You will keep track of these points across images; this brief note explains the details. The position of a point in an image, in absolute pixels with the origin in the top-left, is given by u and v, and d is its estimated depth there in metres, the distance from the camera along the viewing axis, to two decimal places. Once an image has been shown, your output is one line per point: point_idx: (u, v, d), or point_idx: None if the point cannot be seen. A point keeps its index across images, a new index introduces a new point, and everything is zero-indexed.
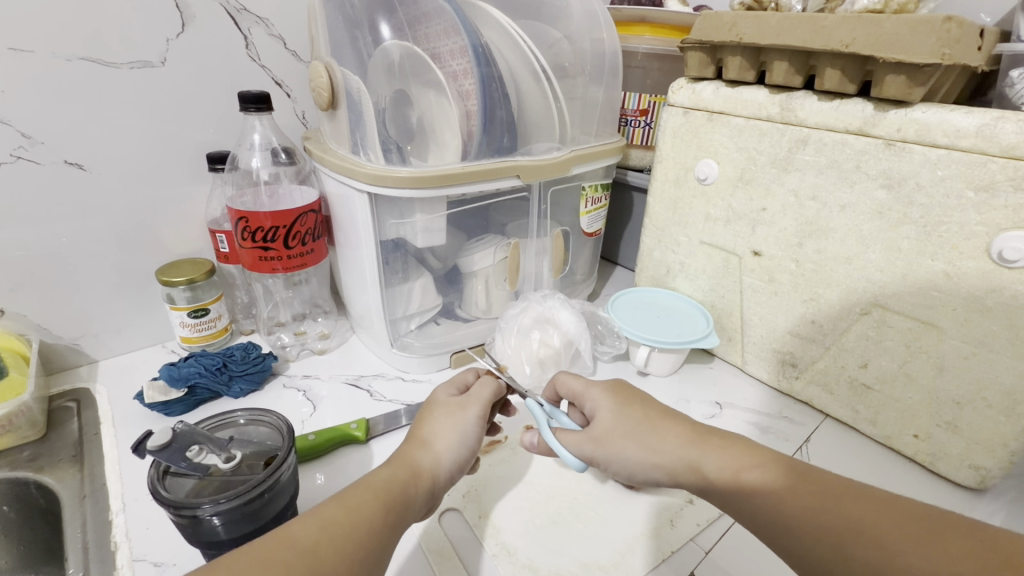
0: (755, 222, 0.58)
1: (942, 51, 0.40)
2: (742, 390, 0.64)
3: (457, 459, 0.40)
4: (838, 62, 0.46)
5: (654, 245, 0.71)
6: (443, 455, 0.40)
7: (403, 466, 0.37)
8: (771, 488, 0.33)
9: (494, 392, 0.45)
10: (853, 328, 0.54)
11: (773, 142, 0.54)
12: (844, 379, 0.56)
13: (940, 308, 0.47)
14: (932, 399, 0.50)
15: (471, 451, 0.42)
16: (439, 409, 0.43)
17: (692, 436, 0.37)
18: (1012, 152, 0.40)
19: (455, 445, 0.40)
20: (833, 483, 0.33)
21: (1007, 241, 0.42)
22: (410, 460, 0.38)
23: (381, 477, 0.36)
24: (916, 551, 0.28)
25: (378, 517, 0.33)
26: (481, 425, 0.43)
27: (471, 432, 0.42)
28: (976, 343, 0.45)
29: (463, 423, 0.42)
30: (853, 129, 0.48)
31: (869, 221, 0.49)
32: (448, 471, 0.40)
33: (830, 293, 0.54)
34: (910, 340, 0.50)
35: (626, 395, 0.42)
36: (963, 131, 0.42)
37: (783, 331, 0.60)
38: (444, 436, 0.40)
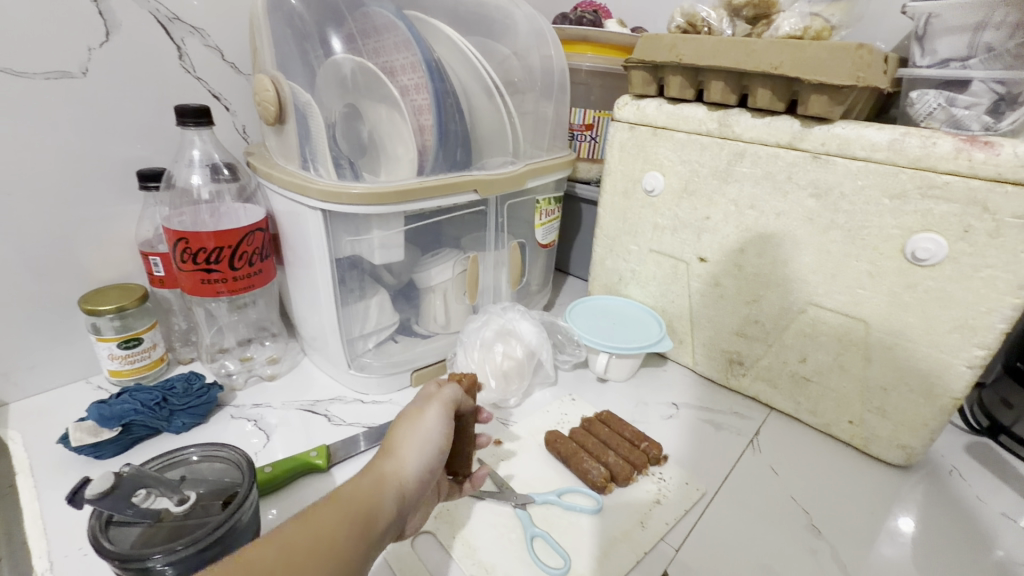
0: (700, 231, 0.62)
1: (857, 74, 0.45)
2: (696, 390, 0.67)
3: (426, 463, 0.38)
4: (768, 83, 0.51)
5: (606, 254, 0.73)
6: (408, 460, 0.37)
7: (368, 477, 0.35)
8: None
9: (457, 396, 0.43)
10: (792, 325, 0.58)
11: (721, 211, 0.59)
12: (786, 373, 0.61)
13: (866, 305, 0.52)
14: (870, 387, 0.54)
15: (438, 454, 0.39)
16: (404, 416, 0.40)
17: None
18: (919, 164, 0.45)
19: (420, 450, 0.38)
20: None
21: (918, 242, 0.47)
22: (373, 470, 0.36)
23: (348, 491, 0.33)
24: None
25: (352, 527, 0.31)
26: (445, 427, 0.40)
27: (435, 436, 0.39)
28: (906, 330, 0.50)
29: (428, 428, 0.39)
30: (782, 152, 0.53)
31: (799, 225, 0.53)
32: (419, 478, 0.37)
33: (770, 295, 0.58)
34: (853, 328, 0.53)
35: None
36: (876, 145, 0.47)
37: (730, 331, 0.63)
38: (410, 442, 0.38)
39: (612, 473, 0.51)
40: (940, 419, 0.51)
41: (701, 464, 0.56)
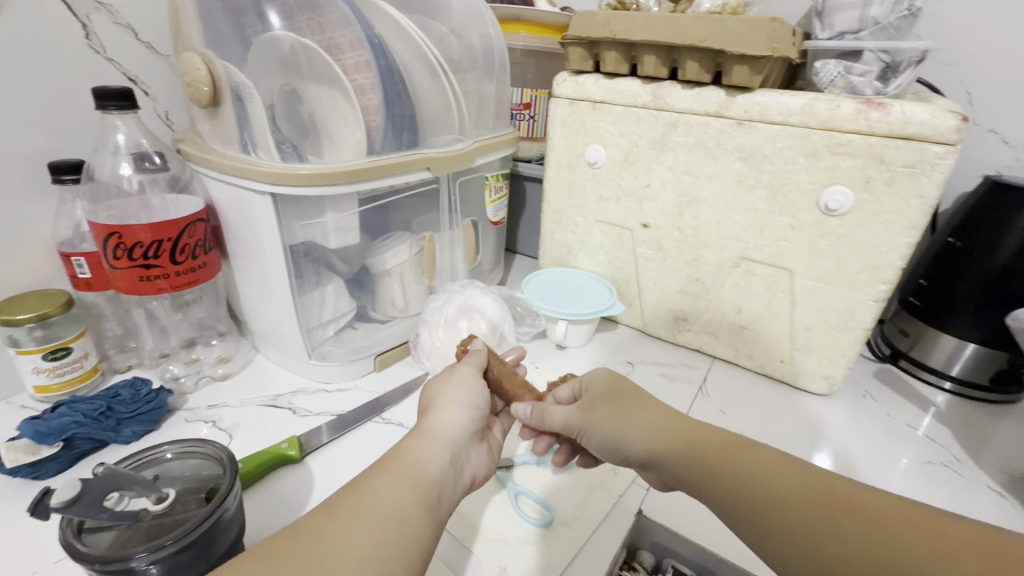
0: (641, 199, 0.66)
1: (772, 45, 0.50)
2: (646, 349, 0.72)
3: (465, 409, 0.45)
4: (694, 56, 0.55)
5: (554, 228, 0.76)
6: (450, 407, 0.44)
7: (419, 427, 0.42)
8: (723, 471, 0.34)
9: (481, 355, 0.52)
10: (728, 279, 0.63)
11: (636, 444, 0.40)
12: (725, 324, 0.67)
13: (790, 254, 0.58)
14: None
15: (475, 402, 0.46)
16: (438, 380, 0.49)
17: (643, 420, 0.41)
18: (827, 125, 0.51)
19: (457, 398, 0.45)
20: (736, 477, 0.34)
21: (830, 194, 0.53)
22: (423, 425, 0.42)
23: (404, 452, 0.39)
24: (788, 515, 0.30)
25: (405, 486, 0.35)
26: (476, 379, 0.48)
27: (468, 387, 0.47)
28: (763, 484, 0.32)
29: (459, 381, 0.47)
30: (623, 412, 0.42)
31: (608, 438, 0.42)
32: (463, 421, 0.44)
33: (708, 254, 0.64)
34: (704, 483, 0.35)
35: (619, 392, 0.45)
36: (791, 110, 0.53)
37: (674, 291, 0.68)
38: (447, 395, 0.45)
39: None
40: (855, 349, 0.58)
41: None
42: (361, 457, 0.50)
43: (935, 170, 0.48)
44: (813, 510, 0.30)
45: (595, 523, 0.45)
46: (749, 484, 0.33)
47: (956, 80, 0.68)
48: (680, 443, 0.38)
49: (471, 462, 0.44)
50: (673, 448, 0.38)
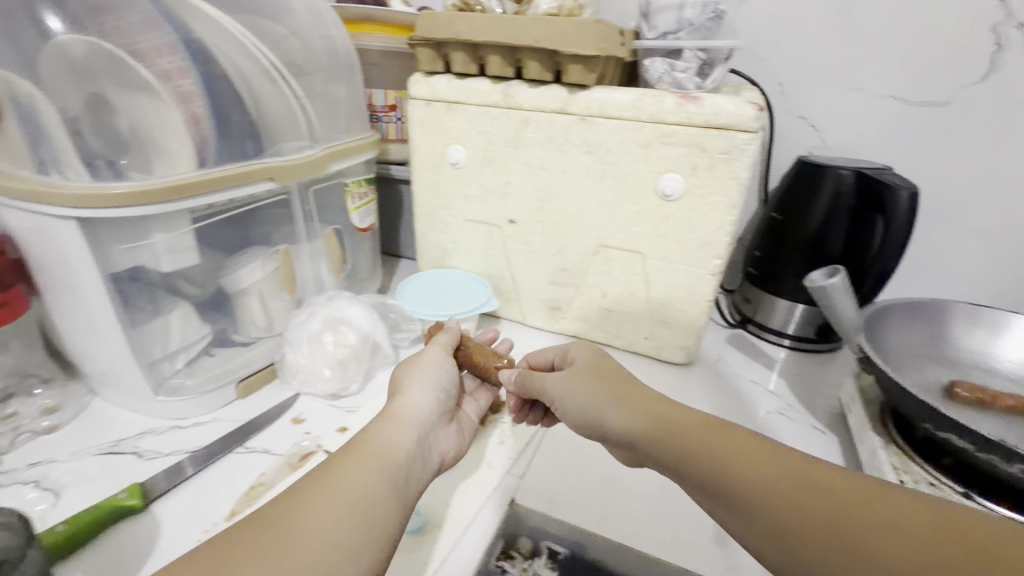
0: (504, 195, 0.68)
1: (600, 45, 0.54)
2: (526, 340, 0.74)
3: (431, 389, 0.48)
4: (535, 56, 0.58)
5: (428, 230, 0.76)
6: (418, 388, 0.48)
7: (390, 409, 0.45)
8: (704, 457, 0.34)
9: (451, 335, 0.56)
10: (590, 267, 0.67)
11: (636, 431, 0.39)
12: (593, 308, 0.70)
13: (638, 239, 0.63)
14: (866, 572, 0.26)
15: (442, 381, 0.50)
16: (406, 363, 0.52)
17: (630, 400, 0.41)
18: (656, 118, 0.56)
19: (424, 380, 0.49)
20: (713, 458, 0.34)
21: (666, 180, 0.58)
22: (390, 408, 0.45)
23: (374, 436, 0.41)
24: (769, 501, 0.31)
25: (372, 473, 0.37)
26: (444, 360, 0.52)
27: (434, 369, 0.50)
28: (749, 474, 0.32)
29: (424, 364, 0.51)
30: (607, 388, 0.43)
31: (590, 414, 0.43)
32: (429, 401, 0.47)
33: (570, 244, 0.67)
34: (680, 468, 0.36)
35: (603, 370, 0.45)
36: (624, 105, 0.57)
37: (546, 282, 0.71)
38: (413, 378, 0.48)
39: None
40: (702, 319, 0.65)
41: None
42: (218, 493, 0.47)
43: (743, 155, 0.54)
44: (807, 499, 0.29)
45: (470, 519, 0.46)
46: (748, 475, 0.32)
47: (768, 73, 0.78)
48: (659, 424, 0.38)
49: (438, 439, 0.47)
50: (660, 431, 0.37)
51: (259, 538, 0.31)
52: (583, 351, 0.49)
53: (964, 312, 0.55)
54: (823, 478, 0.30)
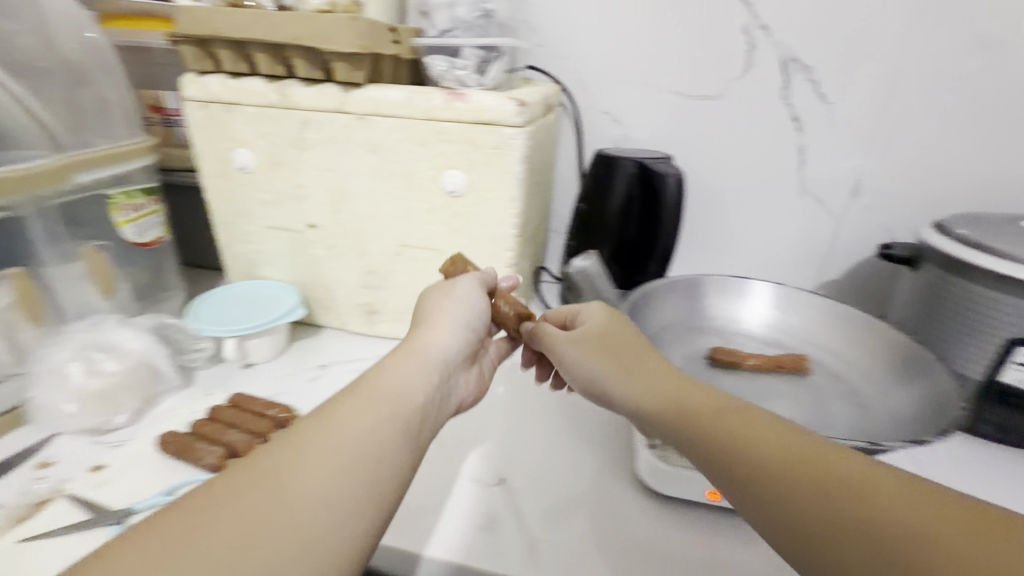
0: (299, 200, 0.65)
1: (360, 42, 0.53)
2: (346, 347, 0.72)
3: (458, 332, 0.48)
4: (301, 53, 0.56)
5: (230, 240, 0.71)
6: (442, 328, 0.47)
7: (405, 348, 0.44)
8: (725, 425, 0.34)
9: (482, 274, 0.54)
10: (396, 267, 0.66)
11: (644, 396, 0.40)
12: (407, 308, 0.69)
13: (435, 237, 0.63)
14: (830, 540, 0.28)
15: (467, 322, 0.49)
16: (435, 289, 0.51)
17: (649, 372, 0.41)
18: (427, 115, 0.56)
19: (452, 319, 0.48)
20: (716, 416, 0.35)
21: (448, 176, 0.58)
22: (411, 343, 0.45)
23: (390, 380, 0.40)
24: (775, 467, 0.31)
25: (384, 430, 0.35)
26: (473, 294, 0.51)
27: (466, 303, 0.50)
28: (750, 446, 0.32)
29: (452, 296, 0.49)
30: (616, 363, 0.43)
31: (589, 374, 0.44)
32: (452, 342, 0.46)
33: (373, 246, 0.65)
34: (682, 438, 0.36)
35: (612, 333, 0.45)
36: (396, 103, 0.56)
37: (357, 286, 0.69)
38: (437, 312, 0.48)
39: (233, 451, 0.50)
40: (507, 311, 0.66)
41: None
42: None
43: (512, 149, 0.56)
44: (775, 458, 0.31)
45: None
46: (726, 429, 0.34)
47: (571, 71, 0.81)
48: (667, 400, 0.38)
49: (452, 381, 0.46)
50: (671, 402, 0.38)
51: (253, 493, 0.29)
52: (595, 313, 0.47)
53: (724, 287, 0.63)
54: (804, 450, 0.31)
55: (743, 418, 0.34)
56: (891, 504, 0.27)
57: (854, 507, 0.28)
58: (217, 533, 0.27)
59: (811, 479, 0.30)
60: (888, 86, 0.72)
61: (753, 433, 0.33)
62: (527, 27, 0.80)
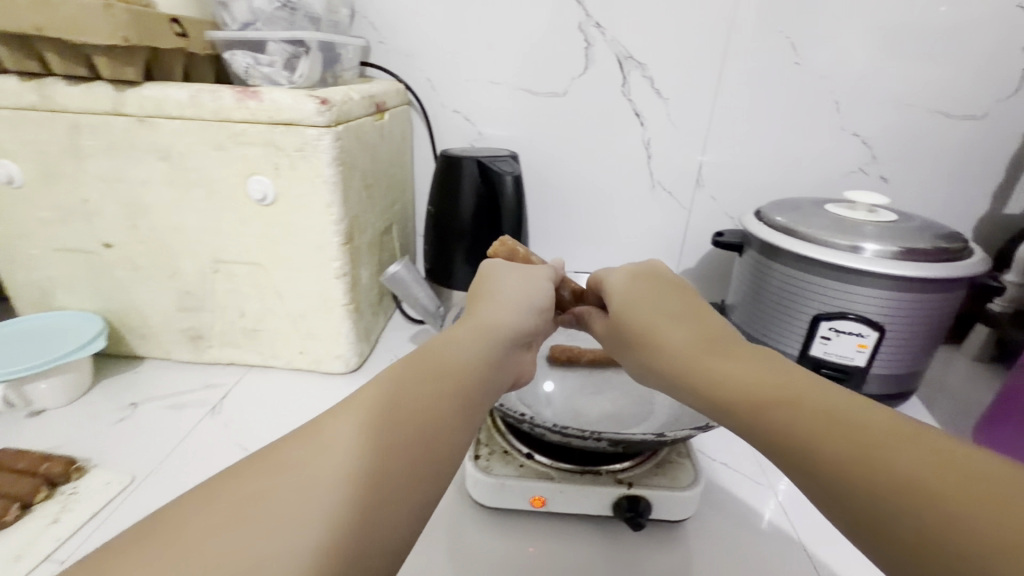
0: (87, 216, 0.56)
1: (119, 34, 0.46)
2: (169, 379, 0.63)
3: (525, 315, 0.41)
4: (54, 46, 0.48)
5: (11, 268, 0.60)
6: (512, 307, 0.41)
7: (469, 326, 0.38)
8: (772, 400, 0.30)
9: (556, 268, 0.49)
10: (214, 287, 0.59)
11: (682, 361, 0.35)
12: (237, 331, 0.62)
13: (252, 249, 0.57)
14: (865, 512, 0.25)
15: (538, 304, 0.43)
16: (512, 267, 0.46)
17: (688, 327, 0.37)
18: (218, 116, 0.50)
19: (528, 300, 0.42)
20: (763, 380, 0.31)
21: (255, 182, 0.53)
22: (478, 317, 0.39)
23: (443, 349, 0.35)
24: (820, 434, 0.28)
25: (437, 398, 0.31)
26: (549, 282, 0.46)
27: (535, 281, 0.44)
28: (798, 413, 0.29)
29: (527, 271, 0.45)
30: (655, 315, 0.38)
31: (627, 351, 0.40)
32: (524, 323, 0.41)
33: (184, 263, 0.58)
34: (713, 395, 0.32)
35: (658, 285, 0.41)
36: (181, 103, 0.50)
37: (175, 310, 0.61)
38: (509, 289, 0.42)
39: None
40: (346, 326, 0.60)
41: (145, 451, 0.52)
42: None
43: (319, 151, 0.51)
44: (805, 415, 0.29)
45: None
46: (773, 405, 0.30)
47: (417, 70, 0.78)
48: (703, 345, 0.35)
49: (517, 363, 0.39)
50: (695, 365, 0.34)
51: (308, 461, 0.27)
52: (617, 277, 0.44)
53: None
54: (838, 418, 0.28)
55: (783, 395, 0.30)
56: (905, 460, 0.25)
57: (864, 469, 0.26)
58: (276, 506, 0.25)
59: (849, 444, 0.27)
60: (717, 81, 0.76)
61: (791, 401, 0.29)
62: (366, 24, 0.76)
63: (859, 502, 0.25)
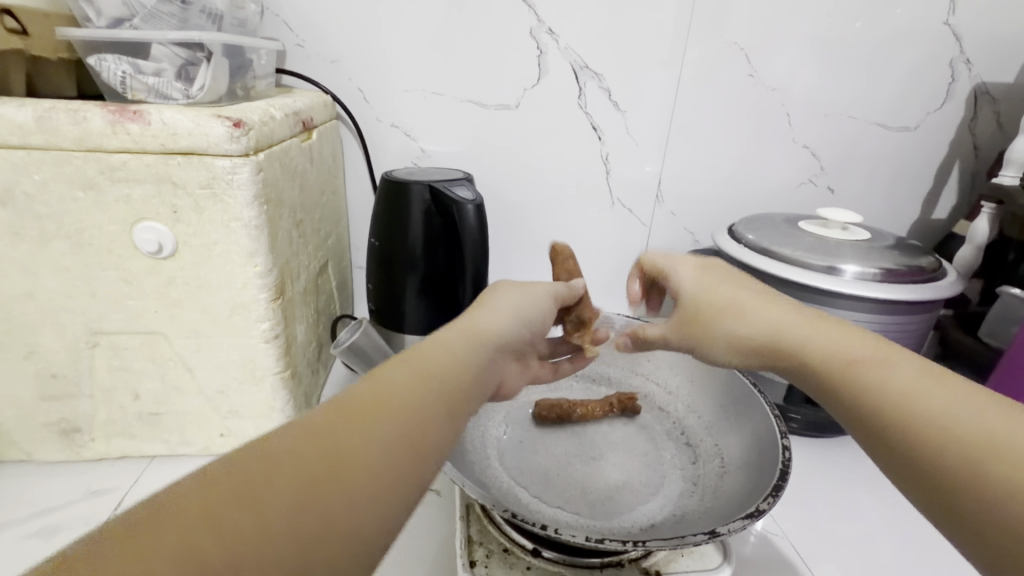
0: None
1: None
2: (31, 491, 0.46)
3: (515, 326, 0.36)
4: None
5: None
6: (502, 316, 0.35)
7: (456, 330, 0.32)
8: (879, 392, 0.29)
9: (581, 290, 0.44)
10: (94, 365, 0.44)
11: (752, 348, 0.34)
12: (131, 417, 0.47)
13: (146, 315, 0.43)
14: (968, 497, 0.24)
15: (529, 321, 0.37)
16: (509, 283, 0.39)
17: (783, 314, 0.34)
18: (85, 144, 0.37)
19: (517, 315, 0.36)
20: (870, 370, 0.29)
21: (143, 231, 0.40)
22: (462, 324, 0.33)
23: (437, 341, 0.30)
24: (939, 431, 0.26)
25: (435, 393, 0.27)
26: (545, 305, 0.39)
27: (534, 302, 0.38)
28: (915, 406, 0.27)
29: (521, 286, 0.38)
30: (734, 303, 0.36)
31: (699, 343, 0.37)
32: (511, 336, 0.35)
33: (45, 339, 0.43)
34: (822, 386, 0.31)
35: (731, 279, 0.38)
36: (25, 127, 0.36)
37: (36, 400, 0.45)
38: (503, 299, 0.36)
39: None
40: (281, 398, 0.48)
41: None
42: None
43: (234, 189, 0.39)
44: (917, 406, 0.27)
45: None
46: (878, 394, 0.28)
47: (345, 78, 0.67)
48: (797, 331, 0.33)
49: (503, 373, 0.36)
50: (795, 354, 0.33)
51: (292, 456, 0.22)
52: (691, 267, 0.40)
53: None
54: (913, 397, 0.28)
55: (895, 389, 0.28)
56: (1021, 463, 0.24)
57: (961, 465, 0.25)
58: (250, 504, 0.20)
59: (949, 438, 0.26)
60: (675, 93, 0.72)
61: (906, 397, 0.28)
62: (279, 23, 0.64)
63: (969, 502, 0.24)
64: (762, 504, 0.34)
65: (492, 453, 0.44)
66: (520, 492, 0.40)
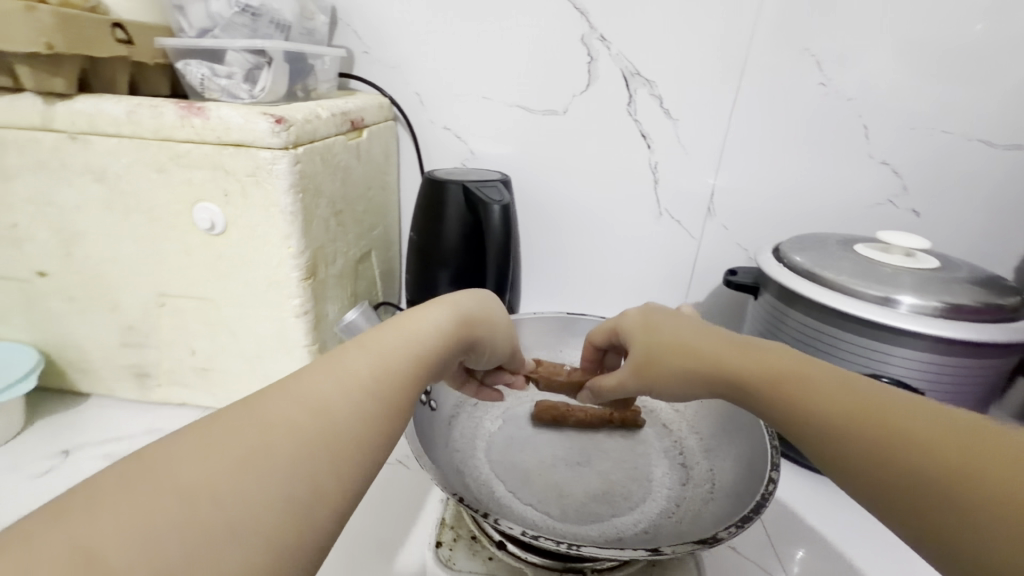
0: (17, 241, 0.50)
1: (44, 40, 0.40)
2: (108, 421, 0.55)
3: (486, 327, 0.39)
4: None
5: None
6: (478, 313, 0.38)
7: (435, 314, 0.36)
8: (818, 412, 0.29)
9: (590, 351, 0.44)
10: (160, 322, 0.52)
11: (692, 380, 0.36)
12: (187, 370, 0.55)
13: (200, 283, 0.50)
14: (899, 496, 0.26)
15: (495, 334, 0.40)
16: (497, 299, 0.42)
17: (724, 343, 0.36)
18: (160, 134, 0.44)
19: (490, 323, 0.39)
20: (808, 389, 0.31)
21: (201, 211, 0.46)
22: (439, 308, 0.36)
23: (417, 317, 0.35)
24: (867, 437, 0.27)
25: (404, 359, 0.32)
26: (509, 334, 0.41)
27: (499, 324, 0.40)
28: (847, 421, 0.28)
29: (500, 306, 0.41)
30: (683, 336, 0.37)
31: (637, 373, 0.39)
32: (480, 334, 0.38)
33: (125, 296, 0.51)
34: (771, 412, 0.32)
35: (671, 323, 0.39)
36: (118, 119, 0.44)
37: (117, 346, 0.54)
38: (485, 302, 0.39)
39: None
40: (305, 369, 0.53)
41: None
42: None
43: (273, 177, 0.45)
44: (850, 415, 0.28)
45: None
46: (822, 411, 0.29)
47: (403, 82, 0.72)
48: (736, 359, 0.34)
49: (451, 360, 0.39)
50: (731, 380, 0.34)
51: (228, 465, 0.23)
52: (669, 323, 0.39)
53: (559, 327, 0.60)
54: (843, 412, 0.29)
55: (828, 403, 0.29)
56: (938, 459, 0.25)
57: (892, 462, 0.26)
58: (241, 457, 0.23)
59: (879, 444, 0.27)
60: (732, 102, 0.68)
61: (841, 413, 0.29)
62: (349, 32, 0.70)
63: (903, 497, 0.25)
64: (721, 532, 0.32)
65: (479, 446, 0.46)
66: (495, 485, 0.42)
